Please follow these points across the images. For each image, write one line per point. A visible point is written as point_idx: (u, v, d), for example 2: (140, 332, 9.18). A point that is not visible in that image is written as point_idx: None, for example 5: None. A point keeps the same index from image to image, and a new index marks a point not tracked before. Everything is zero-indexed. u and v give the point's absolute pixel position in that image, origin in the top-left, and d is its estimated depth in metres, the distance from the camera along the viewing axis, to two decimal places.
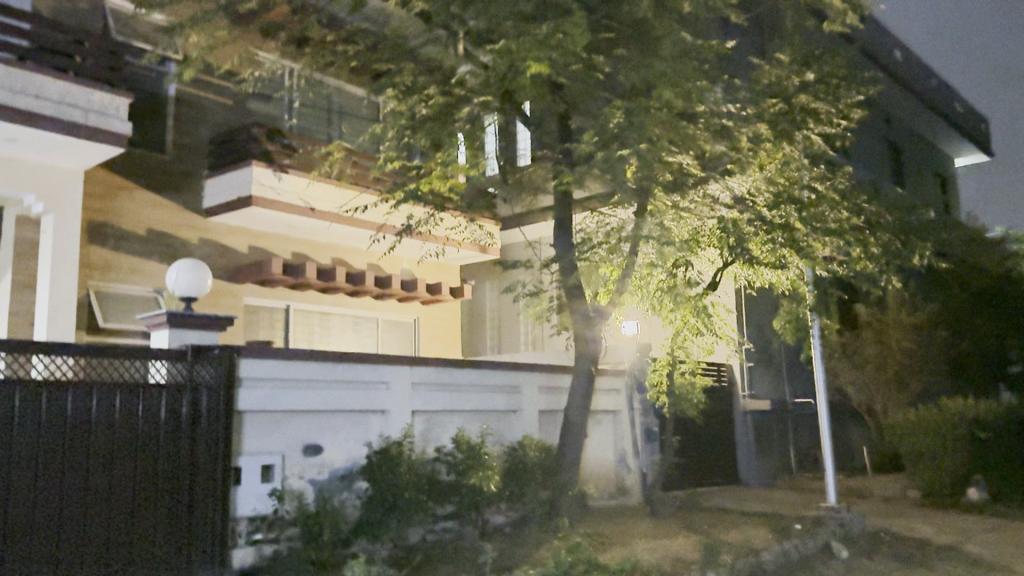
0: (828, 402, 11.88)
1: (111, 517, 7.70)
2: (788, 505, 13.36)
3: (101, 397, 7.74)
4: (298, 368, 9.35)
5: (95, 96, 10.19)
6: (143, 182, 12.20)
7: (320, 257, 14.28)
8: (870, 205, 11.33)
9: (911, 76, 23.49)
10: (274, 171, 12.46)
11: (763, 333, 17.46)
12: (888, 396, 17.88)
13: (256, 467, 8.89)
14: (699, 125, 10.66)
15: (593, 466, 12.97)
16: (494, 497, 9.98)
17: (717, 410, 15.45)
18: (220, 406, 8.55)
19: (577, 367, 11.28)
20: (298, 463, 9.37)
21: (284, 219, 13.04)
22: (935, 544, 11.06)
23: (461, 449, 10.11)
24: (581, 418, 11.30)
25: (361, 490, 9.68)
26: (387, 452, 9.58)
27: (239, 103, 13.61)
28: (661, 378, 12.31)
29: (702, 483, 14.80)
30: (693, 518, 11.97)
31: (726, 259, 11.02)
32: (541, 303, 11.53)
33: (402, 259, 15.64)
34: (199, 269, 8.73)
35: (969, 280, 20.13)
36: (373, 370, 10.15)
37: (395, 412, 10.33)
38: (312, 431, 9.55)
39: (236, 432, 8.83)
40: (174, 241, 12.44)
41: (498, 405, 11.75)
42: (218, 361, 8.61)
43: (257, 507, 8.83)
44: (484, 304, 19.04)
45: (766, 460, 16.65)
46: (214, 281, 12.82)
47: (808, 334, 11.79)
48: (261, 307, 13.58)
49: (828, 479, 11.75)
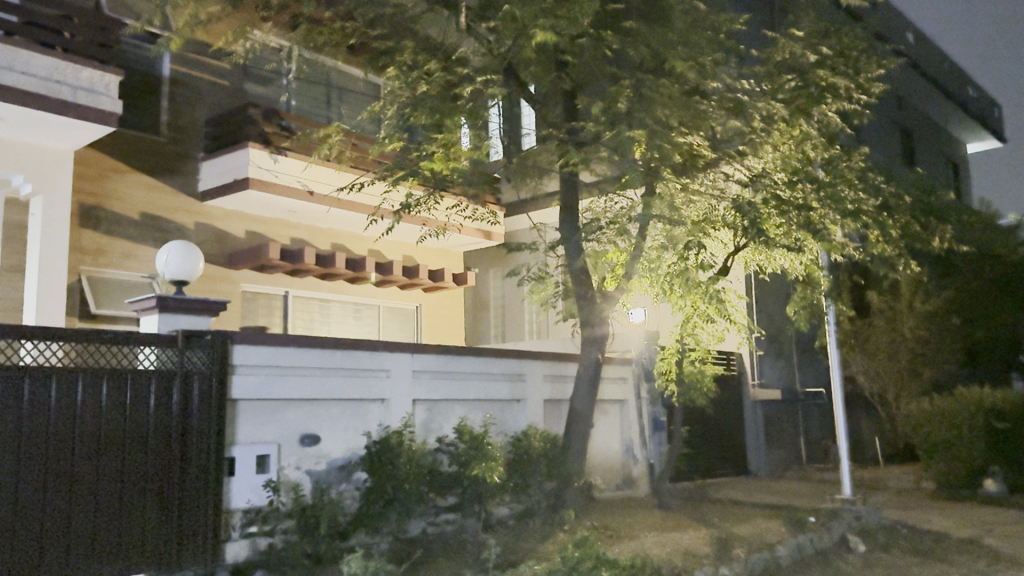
0: (843, 391, 11.48)
1: (98, 510, 7.37)
2: (801, 497, 13.01)
3: (88, 384, 7.41)
4: (294, 355, 8.99)
5: (84, 73, 9.84)
6: (136, 165, 11.85)
7: (319, 242, 13.91)
8: (889, 187, 10.91)
9: (923, 60, 23.03)
10: (271, 153, 12.08)
11: (773, 321, 17.10)
12: (900, 386, 17.50)
13: (251, 458, 8.56)
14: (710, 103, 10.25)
15: (600, 457, 12.61)
16: (497, 489, 9.64)
17: (726, 401, 15.10)
18: (213, 395, 8.21)
19: (584, 355, 10.93)
20: (295, 453, 9.03)
21: (281, 204, 12.68)
22: (955, 537, 10.69)
23: (464, 439, 9.80)
24: (587, 407, 10.98)
25: (359, 480, 9.50)
26: (387, 442, 9.24)
27: (237, 84, 13.26)
28: (670, 366, 12.04)
29: (711, 474, 14.45)
30: (703, 510, 11.64)
31: (738, 242, 10.62)
32: (546, 290, 11.15)
33: (404, 245, 15.29)
34: (190, 251, 8.37)
35: (984, 268, 19.71)
36: (372, 357, 9.80)
37: (395, 401, 9.98)
38: (309, 420, 9.21)
39: (229, 421, 8.48)
40: (169, 226, 12.09)
41: (502, 395, 11.39)
42: (210, 348, 8.25)
43: (252, 498, 8.50)
44: (487, 292, 18.69)
45: (777, 451, 16.29)
46: (210, 266, 12.47)
47: (823, 321, 11.43)
48: (259, 294, 13.24)
49: (843, 470, 11.39)
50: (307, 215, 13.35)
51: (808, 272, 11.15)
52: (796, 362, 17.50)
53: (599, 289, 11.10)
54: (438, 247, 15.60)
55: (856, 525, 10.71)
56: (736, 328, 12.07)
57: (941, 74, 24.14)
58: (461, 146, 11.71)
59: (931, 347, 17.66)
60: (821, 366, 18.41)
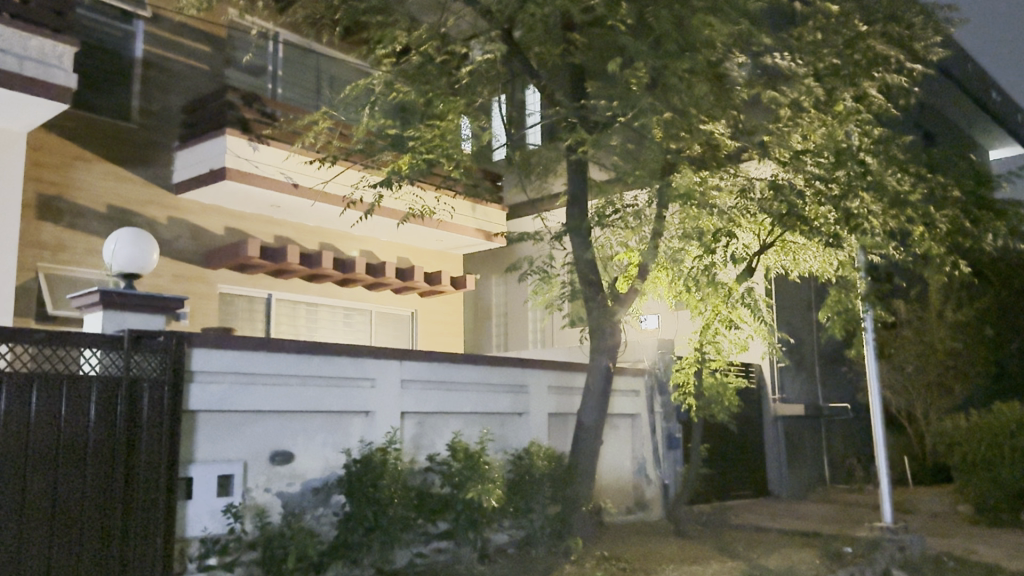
0: (882, 406, 10.30)
1: (22, 539, 6.24)
2: (831, 523, 11.82)
3: (15, 391, 6.32)
4: (264, 361, 7.89)
5: (33, 42, 8.78)
6: (102, 153, 10.81)
7: (305, 241, 12.80)
8: (936, 176, 9.76)
9: (951, 63, 21.98)
10: (251, 141, 11.02)
11: (794, 331, 16.00)
12: (928, 401, 16.39)
13: (210, 479, 7.44)
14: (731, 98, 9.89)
15: (609, 477, 11.47)
16: (496, 514, 8.50)
17: (746, 415, 13.94)
18: (165, 405, 7.10)
19: (592, 364, 9.87)
20: (263, 472, 7.94)
21: (263, 197, 11.59)
22: (1009, 569, 9.51)
23: (458, 457, 8.69)
24: (596, 422, 9.84)
25: (338, 504, 8.40)
26: (368, 463, 8.11)
27: (217, 69, 12.25)
28: (687, 377, 10.90)
29: (730, 496, 13.29)
30: (727, 539, 10.48)
31: (767, 238, 9.51)
32: (551, 289, 10.29)
33: (399, 246, 14.19)
34: (143, 241, 7.32)
35: (1015, 278, 18.53)
36: (356, 364, 8.67)
37: (381, 414, 8.86)
38: (280, 435, 8.10)
39: (185, 436, 7.38)
40: (139, 220, 11.03)
41: (502, 408, 10.25)
42: (163, 351, 7.14)
43: (210, 526, 7.42)
44: (489, 298, 17.61)
45: (800, 471, 15.08)
46: (184, 266, 11.38)
47: (858, 327, 10.32)
48: (239, 297, 12.14)
49: (883, 495, 10.18)
50: (291, 211, 12.24)
51: (844, 272, 10.07)
52: (819, 376, 16.45)
53: (610, 291, 9.98)
54: (437, 248, 14.56)
55: (900, 557, 9.48)
56: (760, 337, 10.94)
57: (971, 75, 22.96)
58: (460, 132, 10.65)
59: (963, 359, 16.51)
60: (844, 379, 17.26)
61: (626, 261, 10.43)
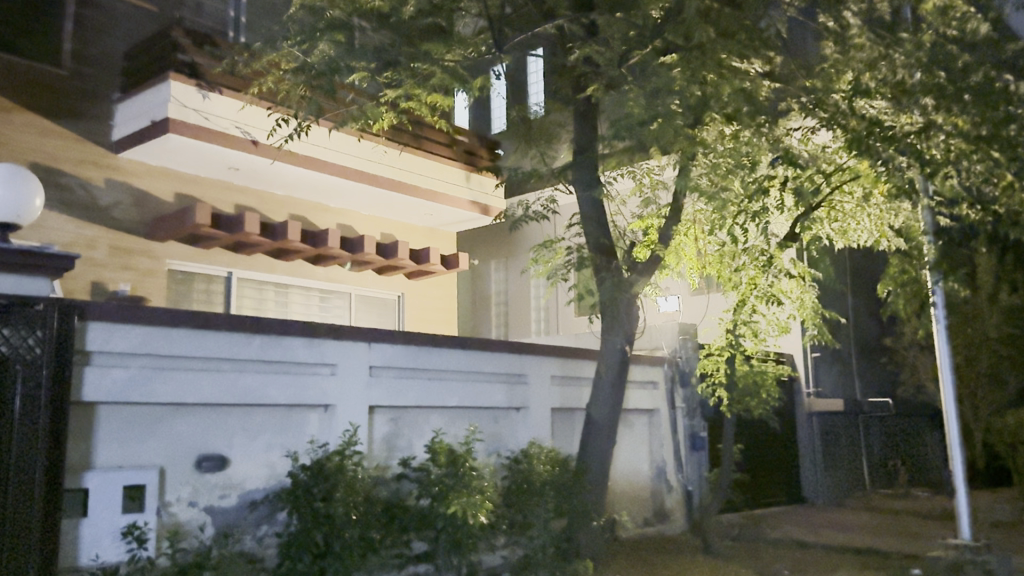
0: (954, 398, 8.54)
1: None
2: (884, 537, 10.12)
3: None
4: (188, 341, 6.19)
5: None
6: (25, 101, 9.11)
7: (271, 212, 11.09)
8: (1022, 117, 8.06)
9: None
10: (199, 89, 9.35)
11: (830, 316, 14.26)
12: (978, 395, 14.85)
13: (112, 490, 5.76)
14: (756, 38, 8.50)
15: (625, 482, 9.74)
16: (485, 534, 6.79)
17: (782, 410, 12.25)
18: (43, 396, 5.34)
19: (604, 348, 8.15)
20: (188, 483, 6.25)
21: (217, 157, 9.86)
22: None
23: (438, 462, 6.98)
24: (608, 419, 8.15)
25: (282, 520, 6.72)
26: (319, 470, 6.41)
27: (168, 13, 10.62)
28: (717, 367, 9.17)
29: (763, 504, 11.56)
30: (769, 557, 8.75)
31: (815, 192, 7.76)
32: (555, 257, 8.69)
33: (383, 221, 12.46)
34: (23, 181, 5.67)
35: None
36: (311, 347, 6.96)
37: (343, 409, 7.15)
38: (209, 435, 6.41)
39: (78, 436, 5.71)
40: (70, 181, 9.30)
41: (497, 403, 8.53)
42: (42, 325, 5.37)
43: (106, 553, 5.76)
44: (488, 285, 15.96)
45: (840, 473, 13.29)
46: (125, 238, 9.66)
47: (925, 303, 8.56)
48: (194, 276, 10.42)
49: (958, 504, 8.42)
50: (252, 175, 10.51)
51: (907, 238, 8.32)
52: (857, 366, 14.61)
53: (626, 259, 8.36)
54: (426, 223, 12.84)
55: None
56: (802, 319, 9.22)
57: None
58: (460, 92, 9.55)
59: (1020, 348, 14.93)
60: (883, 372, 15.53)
61: (641, 231, 8.98)
